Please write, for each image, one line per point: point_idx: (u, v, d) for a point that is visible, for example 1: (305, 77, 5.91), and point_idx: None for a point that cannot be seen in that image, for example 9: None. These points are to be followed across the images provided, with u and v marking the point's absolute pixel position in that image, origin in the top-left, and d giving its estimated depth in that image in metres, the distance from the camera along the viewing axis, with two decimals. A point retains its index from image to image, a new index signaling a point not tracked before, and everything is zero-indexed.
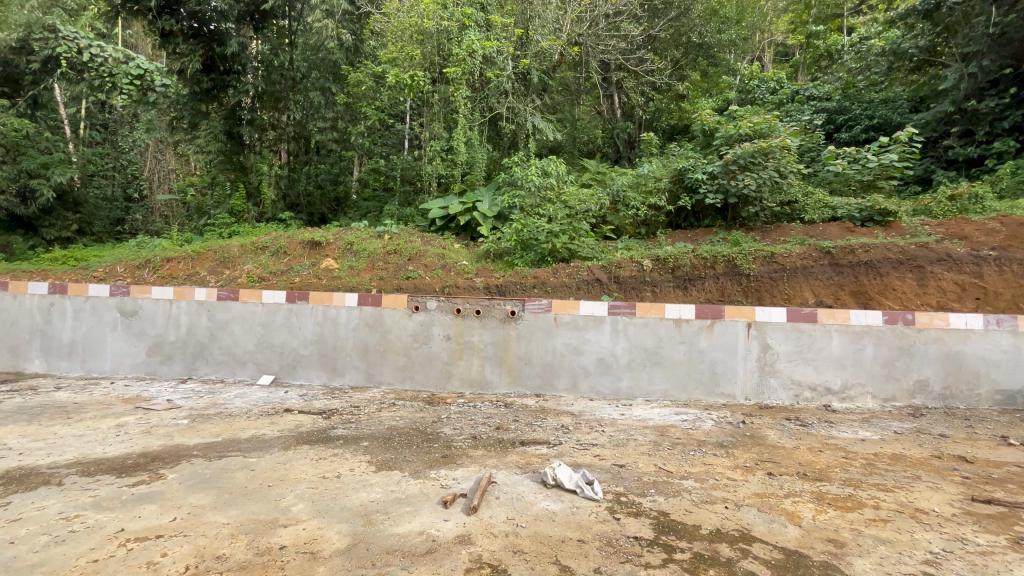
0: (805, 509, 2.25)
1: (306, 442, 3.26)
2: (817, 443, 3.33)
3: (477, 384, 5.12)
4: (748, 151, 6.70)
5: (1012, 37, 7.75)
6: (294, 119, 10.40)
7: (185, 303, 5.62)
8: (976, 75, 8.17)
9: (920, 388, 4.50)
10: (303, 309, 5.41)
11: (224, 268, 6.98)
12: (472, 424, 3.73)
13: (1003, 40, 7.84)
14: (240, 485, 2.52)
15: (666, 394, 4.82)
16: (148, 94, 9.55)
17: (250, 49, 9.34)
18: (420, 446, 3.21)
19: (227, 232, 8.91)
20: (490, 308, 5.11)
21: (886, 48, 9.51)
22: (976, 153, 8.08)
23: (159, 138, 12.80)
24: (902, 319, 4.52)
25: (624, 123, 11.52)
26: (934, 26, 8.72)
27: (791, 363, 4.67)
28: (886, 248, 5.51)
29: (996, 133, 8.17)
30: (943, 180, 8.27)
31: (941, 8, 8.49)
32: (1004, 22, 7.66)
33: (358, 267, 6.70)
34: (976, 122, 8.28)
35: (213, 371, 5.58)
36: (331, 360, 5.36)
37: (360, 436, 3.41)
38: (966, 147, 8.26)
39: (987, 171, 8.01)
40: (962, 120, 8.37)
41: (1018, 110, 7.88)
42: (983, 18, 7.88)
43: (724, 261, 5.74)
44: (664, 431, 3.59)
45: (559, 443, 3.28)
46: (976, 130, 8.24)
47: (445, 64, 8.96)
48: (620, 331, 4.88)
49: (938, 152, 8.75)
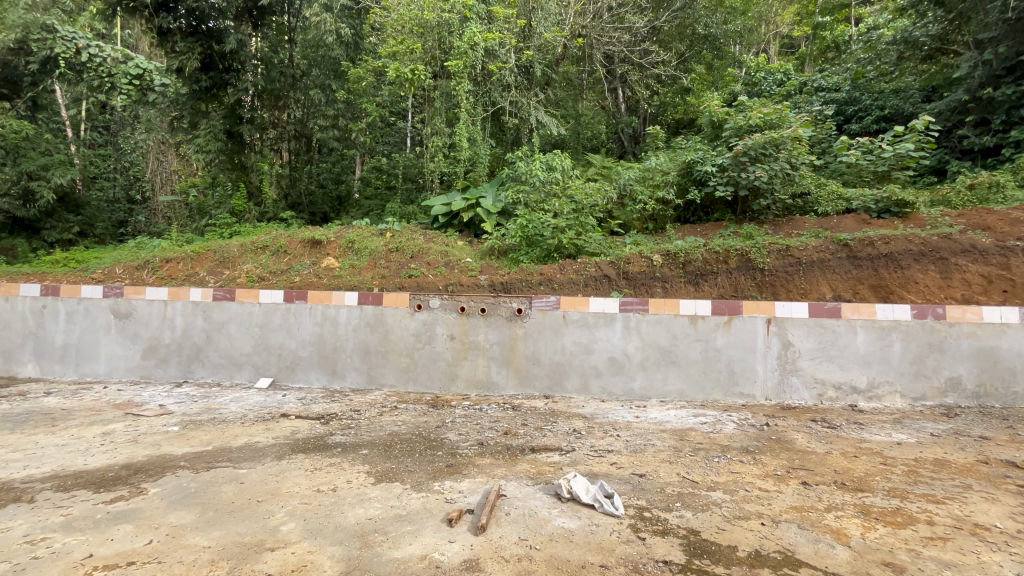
0: (851, 526, 2.02)
1: (301, 451, 3.06)
2: (851, 447, 3.09)
3: (483, 386, 4.90)
4: (758, 142, 6.44)
5: None
6: (295, 117, 10.13)
7: (180, 304, 5.44)
8: (991, 62, 7.87)
9: (952, 385, 4.24)
10: (301, 309, 5.21)
11: (223, 268, 6.79)
12: (478, 430, 3.51)
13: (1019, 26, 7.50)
14: (226, 501, 2.31)
15: (681, 394, 4.58)
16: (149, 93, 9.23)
17: (250, 47, 9.01)
18: (422, 454, 2.99)
19: (227, 233, 8.72)
20: (496, 306, 4.89)
21: (896, 37, 9.23)
22: (992, 143, 7.76)
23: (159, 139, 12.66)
24: (932, 313, 4.26)
25: (629, 118, 11.20)
26: (947, 13, 8.49)
27: (814, 361, 4.42)
28: (908, 240, 5.24)
29: (1013, 122, 7.84)
30: (957, 171, 7.96)
31: None
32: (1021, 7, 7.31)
33: (360, 266, 6.49)
34: (992, 110, 7.97)
35: (209, 373, 5.39)
36: (331, 362, 5.16)
37: (360, 444, 3.20)
38: (981, 137, 7.95)
39: (1003, 162, 7.70)
40: (977, 109, 8.07)
41: None
42: (1000, 4, 7.57)
43: (738, 255, 5.49)
44: (683, 436, 3.35)
45: (572, 449, 3.05)
46: (992, 119, 7.92)
47: (447, 58, 8.78)
48: (632, 329, 4.65)
49: (952, 142, 8.45)
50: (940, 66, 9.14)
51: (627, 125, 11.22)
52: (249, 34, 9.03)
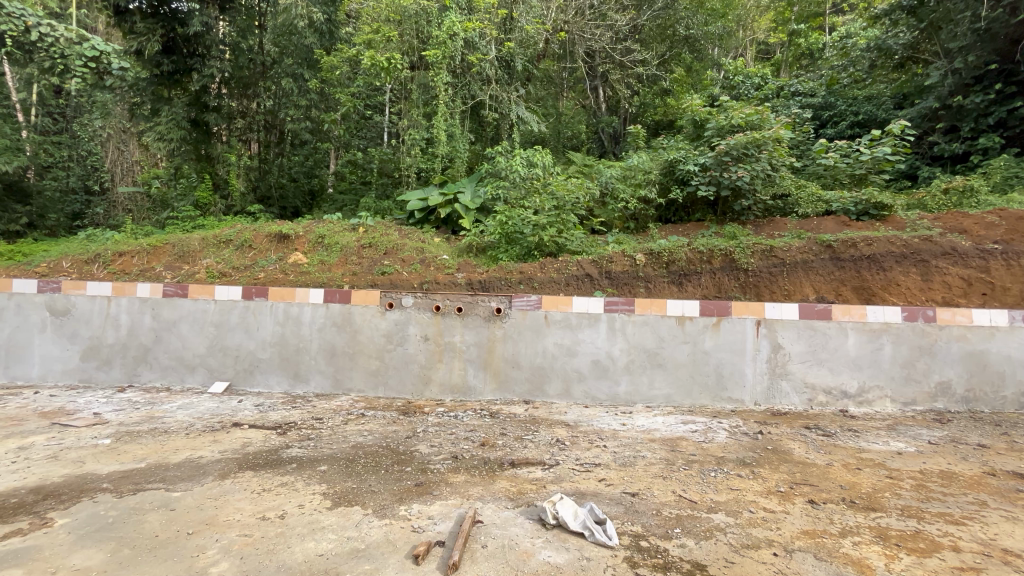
0: (874, 556, 1.81)
1: (250, 468, 2.69)
2: (852, 458, 2.89)
3: (459, 390, 4.58)
4: (741, 142, 6.28)
5: (997, 33, 7.43)
6: (265, 107, 9.53)
7: (126, 300, 4.95)
8: (960, 71, 7.90)
9: (942, 390, 4.13)
10: (262, 307, 4.79)
11: (181, 263, 6.29)
12: (452, 441, 3.19)
13: (988, 36, 7.53)
14: (147, 536, 1.95)
15: (668, 399, 4.35)
16: (104, 77, 8.63)
17: (217, 32, 8.33)
18: (389, 471, 2.65)
19: (190, 226, 8.16)
20: (473, 305, 4.59)
21: (870, 45, 9.39)
22: (961, 149, 7.78)
23: (119, 127, 11.96)
24: (923, 315, 4.14)
25: (609, 118, 11.00)
26: (919, 22, 8.67)
27: (804, 364, 4.25)
28: (890, 241, 5.14)
29: (981, 130, 7.83)
30: (927, 176, 8.00)
31: (926, 4, 8.52)
32: (991, 17, 7.36)
33: (329, 262, 6.08)
34: (961, 118, 7.97)
35: (158, 377, 4.92)
36: (294, 365, 4.76)
37: (318, 458, 2.85)
38: (951, 143, 7.95)
39: (972, 168, 7.74)
40: (947, 116, 8.08)
41: (1004, 106, 7.59)
42: (970, 13, 7.59)
43: (722, 255, 5.31)
44: (675, 447, 3.10)
45: (556, 463, 2.77)
46: (961, 126, 7.91)
47: (424, 48, 8.42)
48: (617, 330, 4.40)
49: (922, 148, 8.42)
50: (911, 74, 9.26)
51: (607, 125, 11.03)
52: (215, 18, 8.32)
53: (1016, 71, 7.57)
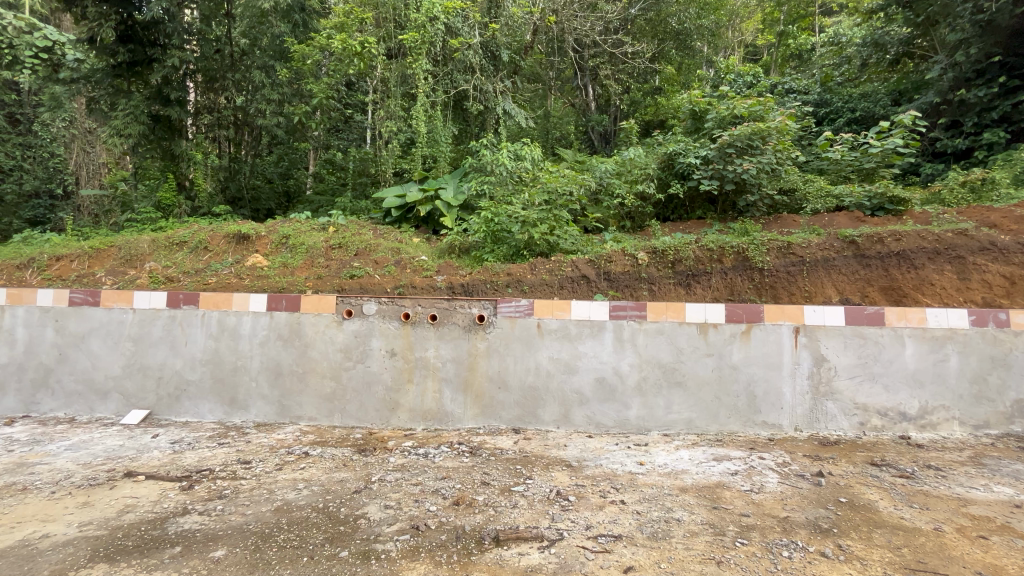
0: None
1: (106, 558, 1.86)
2: (962, 518, 2.13)
3: (432, 418, 3.73)
4: (745, 132, 5.52)
5: (1001, 24, 6.63)
6: (235, 103, 8.32)
7: (23, 310, 4.04)
8: (962, 64, 7.11)
9: (1020, 411, 3.39)
10: (190, 318, 3.91)
11: (124, 267, 5.31)
12: (415, 497, 2.35)
13: (990, 28, 6.75)
14: None
15: (690, 425, 3.55)
16: (60, 72, 7.74)
17: (182, 19, 7.43)
18: (313, 560, 1.84)
19: (145, 228, 7.14)
20: (450, 312, 3.75)
21: (865, 40, 8.77)
22: (964, 145, 7.03)
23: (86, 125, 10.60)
24: (993, 319, 3.43)
25: (599, 116, 10.04)
26: (916, 16, 7.91)
27: (854, 380, 3.48)
28: (919, 236, 4.33)
29: (985, 125, 7.09)
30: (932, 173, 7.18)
31: None
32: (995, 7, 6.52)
33: (293, 264, 5.17)
34: (964, 112, 7.22)
35: (61, 405, 4.00)
36: (229, 388, 3.88)
37: (219, 534, 2.01)
38: (953, 139, 7.21)
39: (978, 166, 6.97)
40: (949, 111, 7.33)
41: (1010, 99, 6.84)
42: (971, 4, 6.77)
43: (734, 252, 4.49)
44: (716, 501, 2.29)
45: (559, 539, 1.95)
46: (964, 121, 7.17)
47: (402, 33, 7.58)
48: (626, 341, 3.60)
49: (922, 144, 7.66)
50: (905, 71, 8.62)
51: (597, 123, 10.09)
52: (180, 5, 7.35)
53: (1020, 64, 6.87)
